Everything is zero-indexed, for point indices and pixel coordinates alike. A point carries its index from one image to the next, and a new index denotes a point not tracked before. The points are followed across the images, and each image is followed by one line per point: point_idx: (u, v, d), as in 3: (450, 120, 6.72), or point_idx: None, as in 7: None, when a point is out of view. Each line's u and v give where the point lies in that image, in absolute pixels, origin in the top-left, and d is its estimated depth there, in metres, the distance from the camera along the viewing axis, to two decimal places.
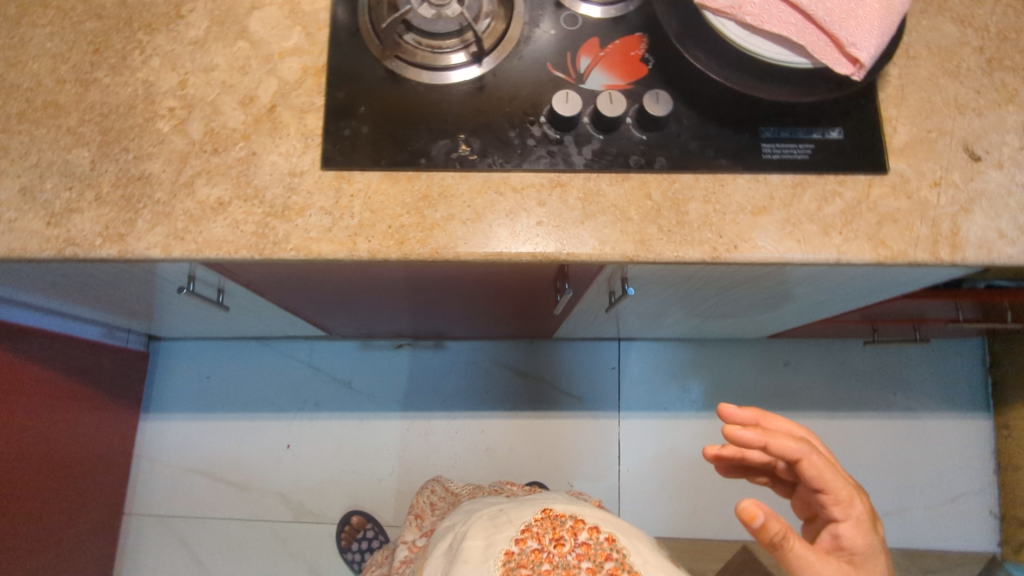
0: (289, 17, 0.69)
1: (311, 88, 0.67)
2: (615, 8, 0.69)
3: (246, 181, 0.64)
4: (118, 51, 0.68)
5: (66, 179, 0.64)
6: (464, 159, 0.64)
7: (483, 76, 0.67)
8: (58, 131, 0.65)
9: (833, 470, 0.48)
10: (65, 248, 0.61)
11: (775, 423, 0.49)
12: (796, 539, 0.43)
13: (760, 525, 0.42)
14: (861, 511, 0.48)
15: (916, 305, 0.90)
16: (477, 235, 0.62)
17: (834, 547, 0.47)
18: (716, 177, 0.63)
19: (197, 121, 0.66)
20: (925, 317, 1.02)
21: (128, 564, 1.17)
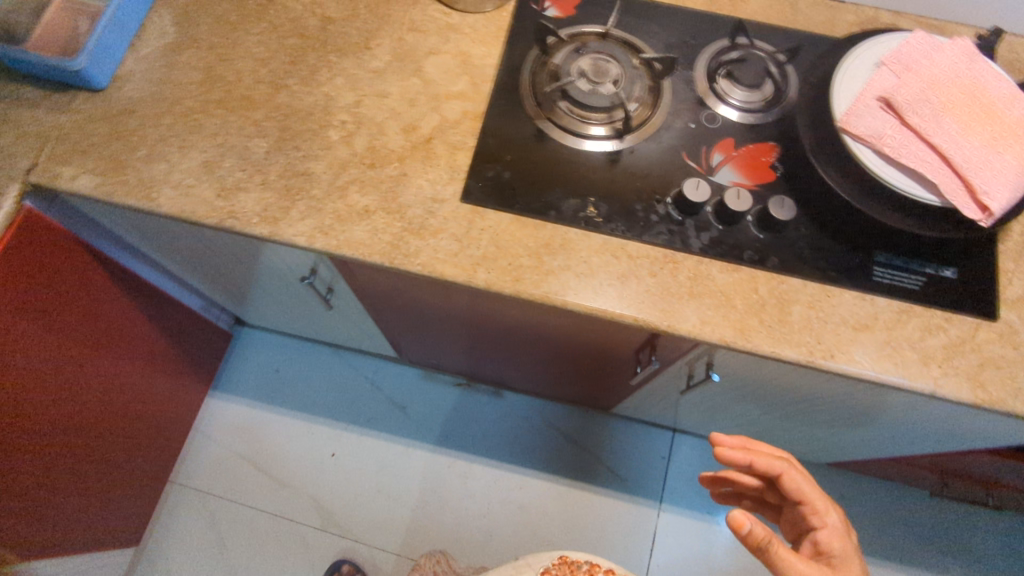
0: (462, 66, 0.75)
1: (467, 129, 0.73)
2: (755, 116, 0.72)
3: (393, 197, 0.71)
4: (308, 65, 0.76)
5: (241, 162, 0.72)
6: (590, 220, 0.69)
7: (621, 151, 0.72)
8: (244, 120, 0.73)
9: (809, 484, 0.56)
10: (227, 219, 0.69)
11: (760, 446, 0.58)
12: (782, 544, 0.50)
13: (748, 530, 0.50)
14: (838, 524, 0.55)
15: (991, 463, 0.88)
16: (587, 288, 0.67)
17: (815, 553, 0.55)
18: (824, 287, 0.66)
19: (362, 136, 0.73)
20: (996, 481, 0.99)
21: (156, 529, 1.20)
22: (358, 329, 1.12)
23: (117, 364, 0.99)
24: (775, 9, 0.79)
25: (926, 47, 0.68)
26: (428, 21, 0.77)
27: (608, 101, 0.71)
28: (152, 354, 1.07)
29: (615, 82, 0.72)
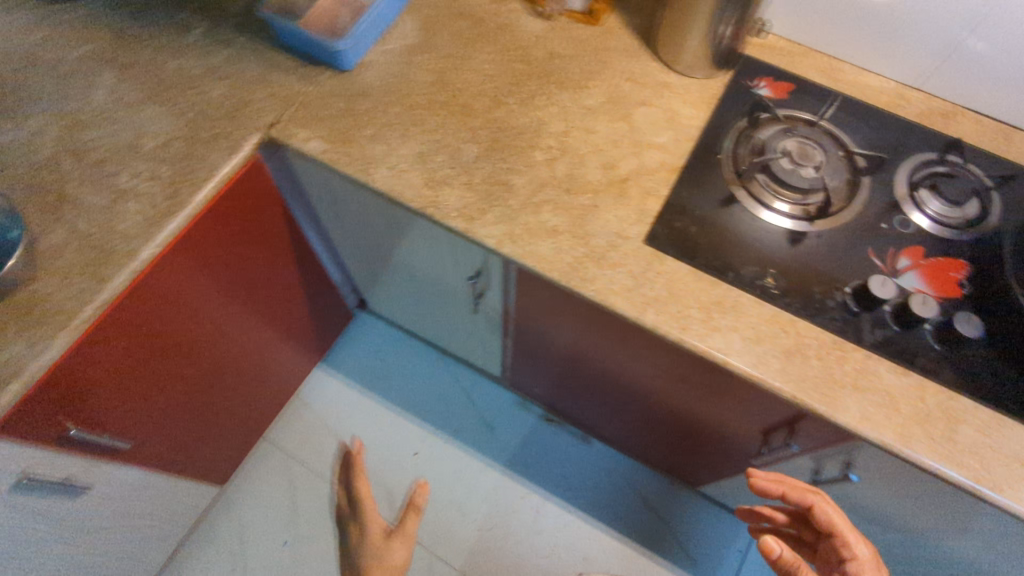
0: (669, 122, 0.80)
1: (662, 179, 0.77)
2: (949, 231, 0.73)
3: (581, 223, 0.74)
4: (529, 90, 0.81)
5: (451, 160, 0.78)
6: (767, 290, 0.70)
7: (809, 233, 0.73)
8: (462, 124, 0.80)
9: (841, 518, 0.65)
10: (428, 207, 0.75)
11: (797, 486, 0.68)
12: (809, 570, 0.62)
13: (778, 556, 0.64)
14: (869, 556, 0.64)
15: None
16: (750, 354, 0.67)
17: None
18: (999, 416, 0.63)
19: (564, 163, 0.78)
20: None
21: (241, 476, 1.26)
22: (477, 340, 1.15)
23: (265, 312, 1.06)
24: (985, 135, 0.80)
25: None
26: (645, 75, 0.83)
27: (807, 184, 0.74)
28: (291, 312, 1.14)
29: (816, 170, 0.74)
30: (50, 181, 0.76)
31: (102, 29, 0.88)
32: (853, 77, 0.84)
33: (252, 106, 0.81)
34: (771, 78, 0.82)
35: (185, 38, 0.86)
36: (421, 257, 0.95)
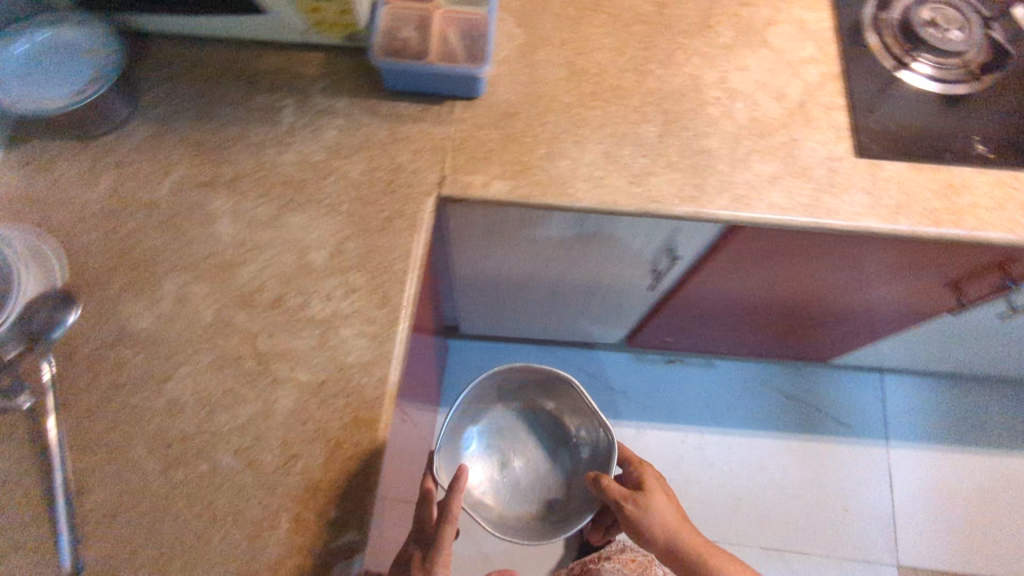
0: (802, 32, 0.80)
1: (833, 90, 0.77)
2: None
3: (793, 160, 0.73)
4: (664, 49, 0.79)
5: (640, 148, 0.73)
6: (983, 156, 0.73)
7: (949, 92, 0.77)
8: (627, 108, 0.75)
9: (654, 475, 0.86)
10: (648, 205, 0.70)
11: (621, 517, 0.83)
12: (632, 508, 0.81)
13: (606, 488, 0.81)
14: (668, 506, 0.82)
15: None
16: (1003, 220, 0.70)
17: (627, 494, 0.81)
18: None
19: (742, 110, 0.75)
20: None
21: None
22: (618, 295, 1.07)
23: (421, 365, 0.98)
24: None
25: None
26: None
27: (961, 47, 0.77)
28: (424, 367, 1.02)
29: (959, 32, 0.78)
30: (234, 341, 0.63)
31: (167, 140, 0.71)
32: None
33: (408, 170, 0.70)
34: None
35: (279, 125, 0.72)
36: (574, 270, 0.95)
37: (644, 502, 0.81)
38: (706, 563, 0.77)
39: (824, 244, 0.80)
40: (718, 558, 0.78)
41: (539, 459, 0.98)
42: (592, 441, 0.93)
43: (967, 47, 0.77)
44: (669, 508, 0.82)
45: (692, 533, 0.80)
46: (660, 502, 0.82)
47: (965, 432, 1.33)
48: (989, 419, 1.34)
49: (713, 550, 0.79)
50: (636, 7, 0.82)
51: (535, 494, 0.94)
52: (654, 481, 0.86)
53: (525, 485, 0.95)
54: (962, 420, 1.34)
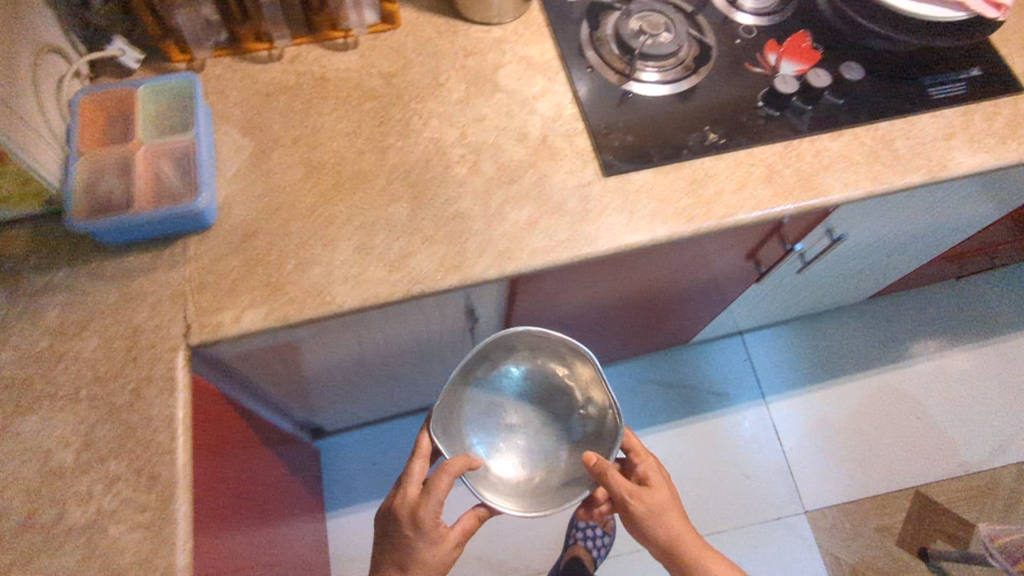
0: (529, 68, 0.80)
1: (570, 117, 0.77)
2: (773, 16, 0.85)
3: (546, 198, 0.73)
4: (399, 119, 0.76)
5: (392, 231, 0.71)
6: (717, 144, 0.76)
7: (673, 91, 0.80)
8: (373, 193, 0.73)
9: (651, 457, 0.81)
10: (413, 288, 0.69)
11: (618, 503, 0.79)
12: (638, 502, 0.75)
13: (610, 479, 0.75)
14: (670, 501, 0.77)
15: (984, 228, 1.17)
16: (747, 200, 0.74)
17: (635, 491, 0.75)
18: (908, 119, 0.79)
19: (488, 160, 0.74)
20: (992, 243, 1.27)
21: None
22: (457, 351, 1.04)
23: (268, 489, 0.91)
24: None
25: None
26: (476, 43, 0.82)
27: (672, 48, 0.80)
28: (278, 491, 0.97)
29: (668, 34, 0.80)
30: None
31: None
32: None
33: (150, 328, 0.65)
34: None
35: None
36: (393, 349, 0.92)
37: (649, 500, 0.75)
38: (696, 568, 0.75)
39: (609, 264, 0.81)
40: (709, 562, 0.75)
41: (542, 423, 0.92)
42: (595, 408, 0.88)
43: (678, 46, 0.80)
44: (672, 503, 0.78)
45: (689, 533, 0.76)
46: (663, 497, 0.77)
47: (830, 362, 1.39)
48: (847, 344, 1.41)
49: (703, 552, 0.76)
50: (363, 83, 0.78)
51: (534, 449, 0.90)
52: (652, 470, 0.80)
53: (525, 445, 0.90)
54: (824, 352, 1.41)
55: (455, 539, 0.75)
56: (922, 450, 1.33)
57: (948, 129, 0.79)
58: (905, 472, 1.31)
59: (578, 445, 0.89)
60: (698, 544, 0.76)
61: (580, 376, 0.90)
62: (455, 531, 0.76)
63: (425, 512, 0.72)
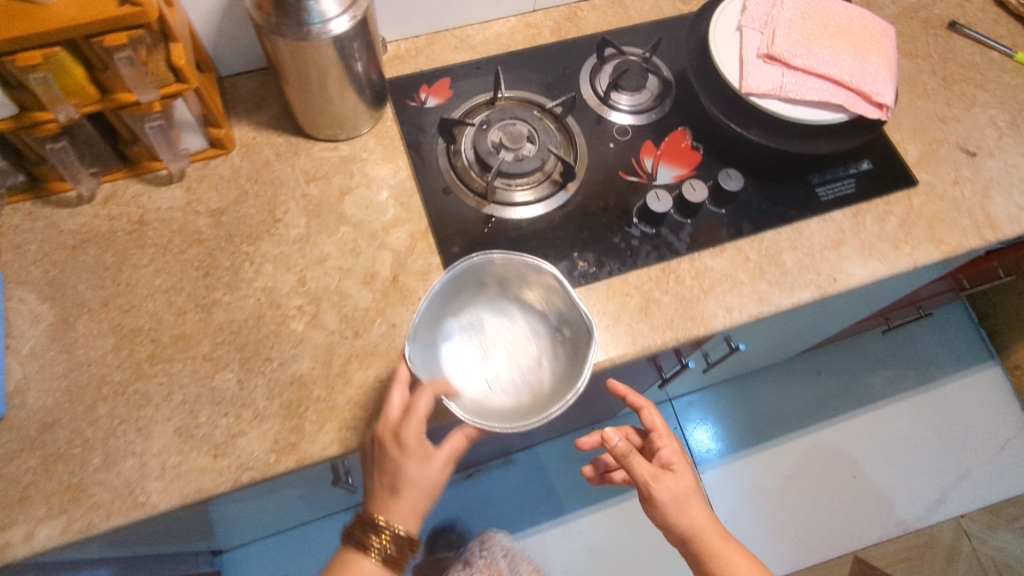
0: (381, 192, 0.72)
1: (424, 250, 0.70)
2: (651, 113, 0.78)
3: (396, 352, 0.65)
4: (228, 268, 0.67)
5: (218, 406, 0.62)
6: (587, 272, 0.69)
7: (540, 210, 0.72)
8: (195, 361, 0.63)
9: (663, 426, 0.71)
10: (240, 476, 0.59)
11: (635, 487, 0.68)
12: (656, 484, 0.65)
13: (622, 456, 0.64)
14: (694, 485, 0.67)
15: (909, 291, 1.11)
16: (621, 337, 0.67)
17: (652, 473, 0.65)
18: (794, 227, 0.73)
19: (330, 311, 0.66)
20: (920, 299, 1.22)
21: None
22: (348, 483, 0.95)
23: None
24: (610, 13, 0.85)
25: None
26: (320, 166, 0.73)
27: (537, 161, 0.72)
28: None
29: (531, 144, 0.73)
30: None
31: None
32: (483, 35, 0.83)
33: None
34: (426, 84, 0.78)
35: None
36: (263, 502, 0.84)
37: (668, 486, 0.65)
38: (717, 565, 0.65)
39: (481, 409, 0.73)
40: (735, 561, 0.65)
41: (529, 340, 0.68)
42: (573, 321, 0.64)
43: (543, 158, 0.72)
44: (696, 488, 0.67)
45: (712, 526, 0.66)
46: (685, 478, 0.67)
47: (761, 424, 1.36)
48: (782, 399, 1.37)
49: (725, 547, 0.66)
50: (188, 224, 0.69)
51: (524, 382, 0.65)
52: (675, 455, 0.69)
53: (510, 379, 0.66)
54: (755, 414, 1.37)
55: (445, 457, 0.59)
56: (861, 509, 1.32)
57: (836, 236, 0.74)
58: (842, 535, 1.30)
59: (564, 362, 0.64)
60: (725, 541, 0.66)
61: (548, 294, 0.66)
62: (442, 449, 0.59)
63: (408, 433, 0.57)
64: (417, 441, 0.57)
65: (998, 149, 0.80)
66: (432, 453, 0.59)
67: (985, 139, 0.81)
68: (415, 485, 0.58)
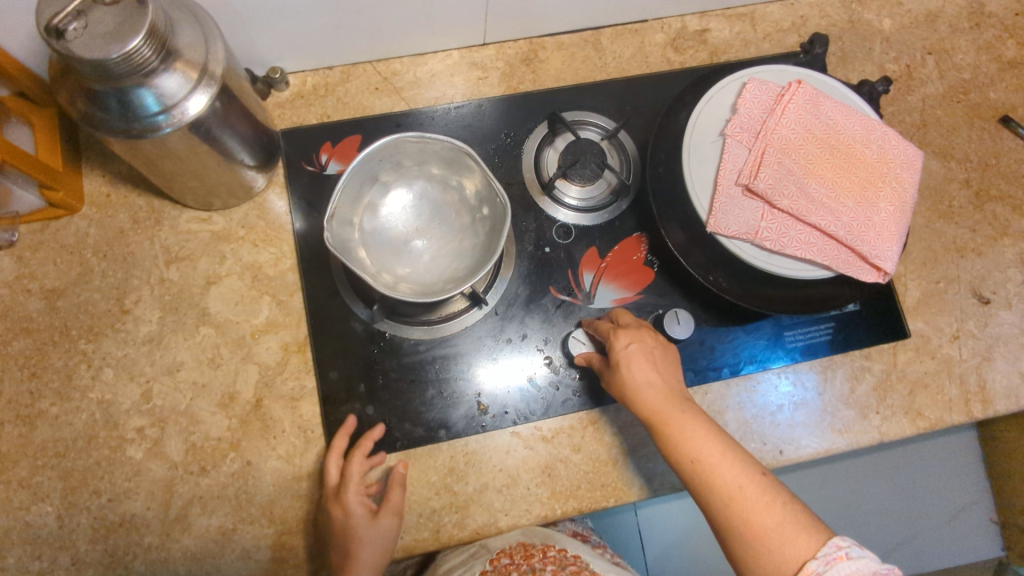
0: (254, 286, 0.60)
1: (297, 368, 0.58)
2: (602, 211, 0.63)
3: (248, 498, 0.55)
4: (59, 370, 0.57)
5: (33, 545, 0.53)
6: (487, 419, 0.58)
7: (447, 333, 0.60)
8: (8, 488, 0.54)
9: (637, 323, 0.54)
10: None
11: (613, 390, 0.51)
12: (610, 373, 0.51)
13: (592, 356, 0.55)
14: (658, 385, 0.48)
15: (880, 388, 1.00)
16: (517, 501, 0.57)
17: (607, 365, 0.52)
18: (745, 379, 0.62)
19: (175, 438, 0.56)
20: None
21: None
22: None
23: None
24: (579, 59, 0.68)
25: (764, 95, 0.56)
26: (187, 243, 0.60)
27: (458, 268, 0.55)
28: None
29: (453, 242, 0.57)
30: None
31: None
32: (413, 73, 0.66)
33: None
34: (329, 143, 0.64)
35: None
36: None
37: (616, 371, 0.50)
38: (736, 522, 0.42)
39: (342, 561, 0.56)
40: (760, 514, 0.41)
41: (447, 252, 0.57)
42: (494, 229, 0.54)
43: (469, 262, 0.55)
44: (656, 379, 0.48)
45: (709, 443, 0.44)
46: (635, 361, 0.49)
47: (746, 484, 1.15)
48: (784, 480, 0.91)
49: (747, 491, 0.42)
50: (16, 307, 0.57)
51: (437, 284, 0.55)
52: (640, 357, 0.50)
53: (421, 271, 0.56)
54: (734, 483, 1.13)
55: (392, 507, 0.54)
56: None
57: (795, 395, 0.62)
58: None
59: (481, 255, 0.55)
60: (752, 489, 0.42)
61: (454, 157, 0.55)
62: (388, 504, 0.54)
63: (348, 494, 0.52)
64: (359, 502, 0.53)
65: (1019, 297, 0.66)
66: (378, 511, 0.53)
67: (1005, 283, 0.66)
68: (366, 548, 0.51)
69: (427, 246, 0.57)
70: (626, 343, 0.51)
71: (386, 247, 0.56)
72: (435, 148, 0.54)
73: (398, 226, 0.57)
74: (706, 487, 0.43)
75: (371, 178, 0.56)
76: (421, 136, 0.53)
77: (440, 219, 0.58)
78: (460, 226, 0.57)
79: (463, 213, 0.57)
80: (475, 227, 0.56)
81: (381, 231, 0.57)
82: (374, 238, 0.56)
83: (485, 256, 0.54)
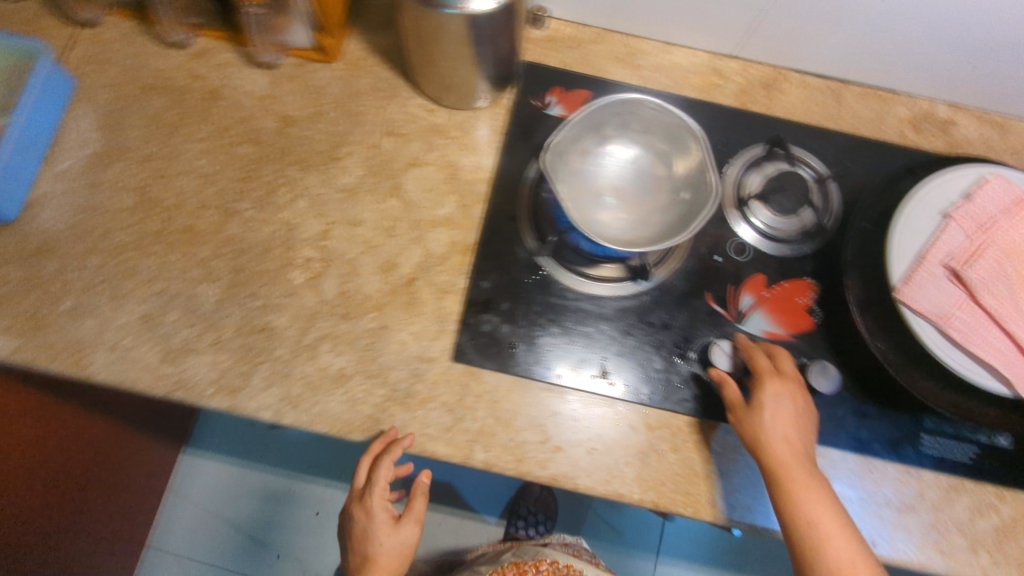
0: (448, 182, 0.64)
1: (455, 267, 0.62)
2: (785, 245, 0.63)
3: (372, 356, 0.59)
4: (266, 183, 0.63)
5: (189, 314, 0.59)
6: (605, 383, 0.59)
7: (599, 292, 0.61)
8: (191, 260, 0.61)
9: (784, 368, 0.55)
10: (174, 392, 0.57)
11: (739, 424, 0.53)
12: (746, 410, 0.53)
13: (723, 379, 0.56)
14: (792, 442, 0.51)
15: None
16: (601, 469, 0.57)
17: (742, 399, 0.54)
18: (863, 460, 0.59)
19: (333, 279, 0.61)
20: None
21: None
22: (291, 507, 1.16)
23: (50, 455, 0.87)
24: (815, 101, 0.68)
25: (1004, 195, 0.55)
26: (407, 124, 0.66)
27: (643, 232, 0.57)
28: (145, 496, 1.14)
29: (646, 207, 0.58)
30: None
31: None
32: (657, 57, 0.69)
33: None
34: (560, 87, 0.67)
35: None
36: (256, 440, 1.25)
37: (758, 415, 0.52)
38: None
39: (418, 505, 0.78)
40: None
41: (635, 215, 0.58)
42: (691, 210, 0.56)
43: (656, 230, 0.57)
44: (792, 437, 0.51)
45: (831, 516, 0.48)
46: (777, 414, 0.52)
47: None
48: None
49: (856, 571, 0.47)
50: (255, 119, 0.65)
51: (619, 238, 0.56)
52: (783, 411, 0.52)
53: (607, 222, 0.58)
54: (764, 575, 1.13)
55: (413, 513, 0.70)
56: None
57: (906, 499, 0.58)
58: None
59: (669, 228, 0.56)
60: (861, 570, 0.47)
61: (679, 134, 0.58)
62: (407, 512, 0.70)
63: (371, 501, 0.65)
64: (379, 509, 0.67)
65: None
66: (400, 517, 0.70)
67: None
68: (389, 540, 0.69)
69: (619, 204, 0.59)
70: (774, 395, 0.53)
71: (582, 189, 0.59)
72: (666, 118, 0.57)
73: (600, 178, 0.60)
74: (816, 550, 0.47)
75: (595, 126, 0.60)
76: (660, 104, 0.57)
77: (639, 186, 0.60)
78: (655, 198, 0.59)
79: (662, 189, 0.59)
80: (672, 202, 0.58)
81: (584, 174, 0.59)
82: (576, 176, 0.59)
83: (672, 233, 0.55)
